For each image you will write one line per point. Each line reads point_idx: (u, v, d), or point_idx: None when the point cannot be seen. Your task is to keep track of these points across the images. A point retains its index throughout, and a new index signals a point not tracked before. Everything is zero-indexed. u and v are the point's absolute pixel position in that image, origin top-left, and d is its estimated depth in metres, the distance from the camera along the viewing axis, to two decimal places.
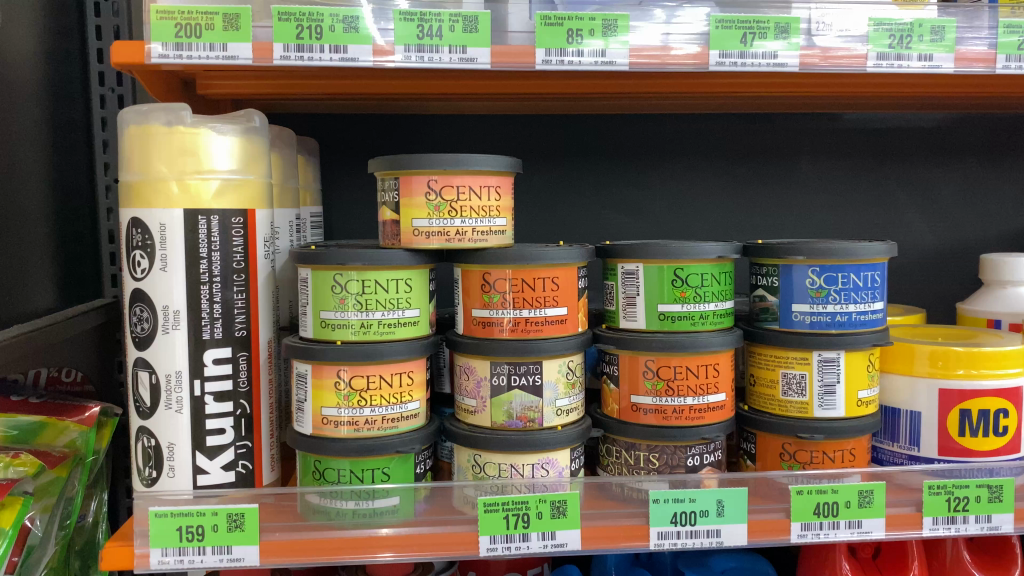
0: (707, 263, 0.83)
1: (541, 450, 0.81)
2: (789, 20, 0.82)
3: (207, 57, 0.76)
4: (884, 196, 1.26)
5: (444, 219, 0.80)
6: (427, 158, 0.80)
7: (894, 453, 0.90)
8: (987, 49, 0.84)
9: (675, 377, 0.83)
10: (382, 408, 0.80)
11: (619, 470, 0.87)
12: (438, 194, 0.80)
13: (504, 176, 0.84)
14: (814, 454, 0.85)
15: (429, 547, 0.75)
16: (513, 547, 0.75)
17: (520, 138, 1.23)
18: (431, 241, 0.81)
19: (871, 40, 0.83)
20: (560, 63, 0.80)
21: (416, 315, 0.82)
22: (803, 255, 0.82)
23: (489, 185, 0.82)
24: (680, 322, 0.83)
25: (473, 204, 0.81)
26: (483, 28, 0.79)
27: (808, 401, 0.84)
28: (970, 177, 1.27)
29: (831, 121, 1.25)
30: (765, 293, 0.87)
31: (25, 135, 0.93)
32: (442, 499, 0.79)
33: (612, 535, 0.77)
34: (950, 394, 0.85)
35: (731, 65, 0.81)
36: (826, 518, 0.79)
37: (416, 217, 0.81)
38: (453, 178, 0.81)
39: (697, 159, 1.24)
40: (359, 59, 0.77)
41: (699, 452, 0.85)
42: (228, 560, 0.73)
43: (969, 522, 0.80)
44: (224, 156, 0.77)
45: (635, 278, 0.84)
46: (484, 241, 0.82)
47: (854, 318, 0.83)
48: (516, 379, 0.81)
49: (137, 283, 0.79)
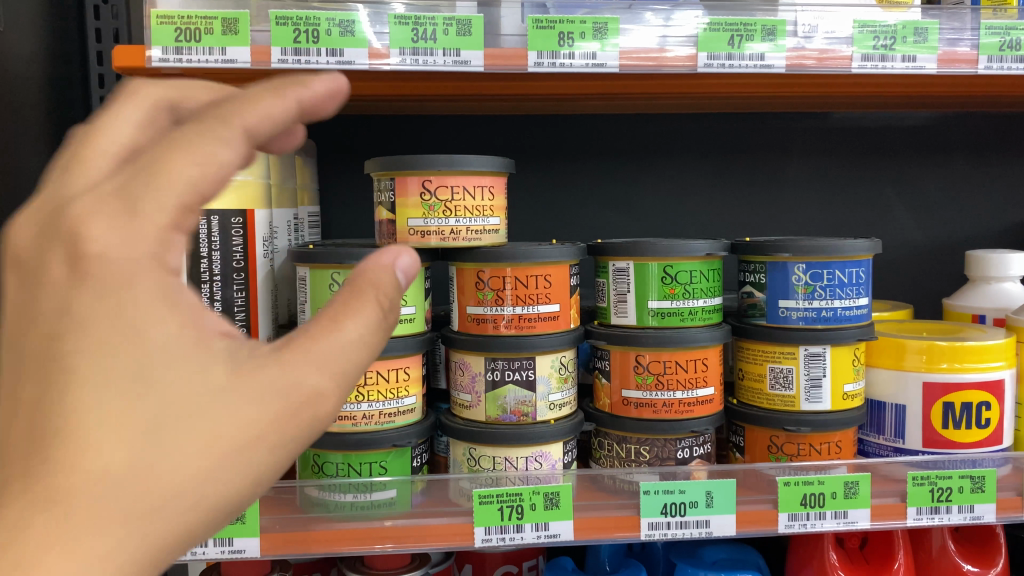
0: (696, 260, 0.85)
1: (535, 443, 0.83)
2: (776, 22, 0.84)
3: (207, 61, 0.78)
4: (873, 193, 1.29)
5: (440, 219, 0.82)
6: (422, 159, 0.81)
7: (880, 445, 0.92)
8: (970, 51, 0.86)
9: (665, 371, 0.85)
10: (379, 404, 0.82)
11: (611, 463, 0.88)
12: (433, 194, 0.82)
13: (498, 176, 0.86)
14: (801, 446, 0.87)
15: (427, 538, 0.77)
16: (507, 538, 0.78)
17: (514, 139, 1.25)
18: (425, 240, 0.82)
19: (856, 42, 0.85)
20: (552, 65, 0.82)
21: (411, 312, 0.84)
22: (789, 252, 0.84)
23: (483, 185, 0.84)
24: (671, 318, 0.85)
25: (467, 204, 0.83)
26: (476, 31, 0.81)
27: (795, 395, 0.87)
28: (958, 174, 1.29)
29: (821, 120, 1.27)
30: (753, 289, 0.89)
31: (27, 136, 0.95)
32: (439, 491, 0.81)
33: (602, 526, 0.79)
34: (934, 387, 0.87)
35: (719, 67, 0.83)
36: (813, 509, 0.81)
37: (412, 217, 0.82)
38: (445, 178, 0.82)
39: (689, 158, 1.26)
40: (355, 62, 0.79)
41: (689, 444, 0.86)
42: (229, 552, 0.75)
43: (952, 512, 0.82)
44: None
45: (626, 275, 0.86)
46: (479, 241, 0.83)
47: (839, 313, 0.85)
48: (510, 374, 0.83)
49: None
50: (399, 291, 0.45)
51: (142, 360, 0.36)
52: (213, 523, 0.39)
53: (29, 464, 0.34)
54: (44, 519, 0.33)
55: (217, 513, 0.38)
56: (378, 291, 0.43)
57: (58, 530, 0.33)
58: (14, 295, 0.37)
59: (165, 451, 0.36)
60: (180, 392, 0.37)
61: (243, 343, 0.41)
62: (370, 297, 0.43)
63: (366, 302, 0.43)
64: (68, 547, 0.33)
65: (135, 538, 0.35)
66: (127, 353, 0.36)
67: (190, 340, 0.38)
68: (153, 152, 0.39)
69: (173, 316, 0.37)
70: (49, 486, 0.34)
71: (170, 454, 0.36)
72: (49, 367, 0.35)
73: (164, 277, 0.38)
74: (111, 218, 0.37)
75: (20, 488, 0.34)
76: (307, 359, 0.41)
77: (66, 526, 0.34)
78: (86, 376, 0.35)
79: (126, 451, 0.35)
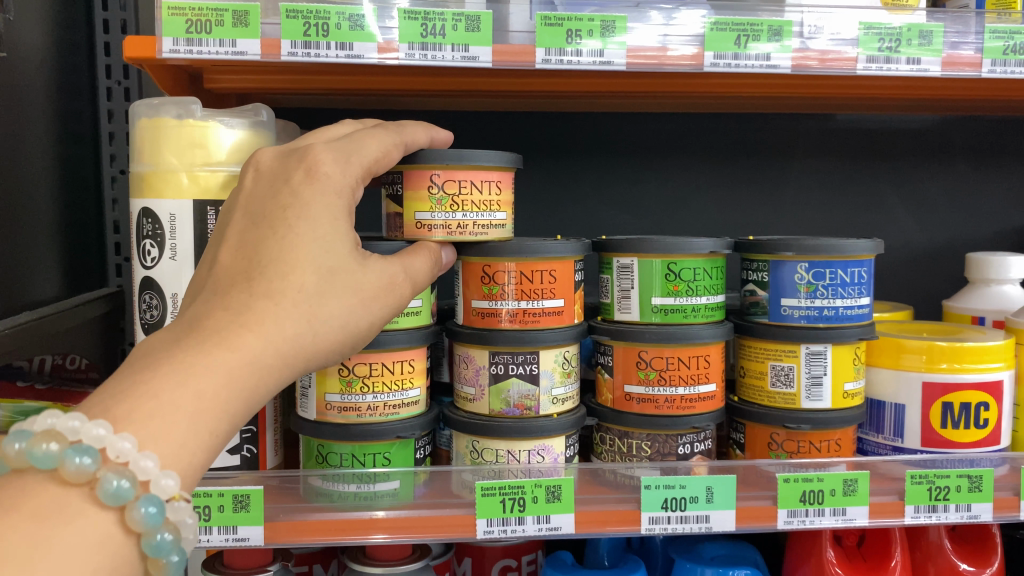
0: (700, 257, 0.85)
1: (538, 436, 0.84)
2: (782, 23, 0.84)
3: (218, 53, 0.79)
4: (875, 196, 1.29)
5: (447, 213, 0.81)
6: (431, 153, 0.80)
7: (880, 444, 0.93)
8: (974, 54, 0.87)
9: (667, 367, 0.85)
10: (384, 395, 0.83)
11: (612, 458, 0.89)
12: (441, 188, 0.80)
13: (504, 171, 0.84)
14: (801, 444, 0.88)
15: (428, 530, 0.78)
16: (509, 530, 0.78)
17: (519, 135, 1.25)
18: (432, 233, 0.81)
19: (861, 44, 0.85)
20: (560, 62, 0.82)
21: (418, 306, 0.85)
22: (792, 250, 0.85)
23: (490, 180, 0.82)
24: (674, 315, 0.85)
25: (474, 198, 0.81)
26: (485, 27, 0.82)
27: (796, 392, 0.87)
28: (960, 178, 1.30)
29: (824, 121, 1.28)
30: (756, 287, 0.90)
31: (35, 124, 0.95)
32: (441, 483, 0.82)
33: (602, 519, 0.80)
34: (934, 387, 0.88)
35: (726, 66, 0.84)
36: (812, 505, 0.82)
37: (418, 210, 0.81)
38: (452, 172, 0.81)
39: (693, 157, 1.27)
40: (364, 56, 0.80)
41: (690, 440, 0.87)
42: (233, 540, 0.76)
43: (950, 510, 0.83)
44: (232, 149, 0.80)
45: (630, 272, 0.87)
46: (483, 235, 0.82)
47: (841, 312, 0.86)
48: (514, 368, 0.84)
49: (147, 271, 0.82)
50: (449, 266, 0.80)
51: (328, 239, 0.64)
52: (341, 345, 0.64)
53: (257, 272, 0.60)
54: (265, 300, 0.59)
55: (346, 338, 0.64)
56: (437, 248, 0.78)
57: (270, 309, 0.59)
58: (257, 193, 0.66)
59: (330, 289, 0.62)
60: (342, 258, 0.64)
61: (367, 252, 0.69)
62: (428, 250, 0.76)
63: (434, 252, 0.77)
64: (277, 319, 0.59)
65: (306, 330, 0.60)
66: (322, 227, 0.63)
67: (352, 232, 0.66)
68: (357, 137, 0.72)
69: (347, 218, 0.66)
70: (270, 285, 0.60)
71: (332, 291, 0.63)
72: (274, 223, 0.63)
73: (349, 199, 0.67)
74: (330, 158, 0.67)
75: (249, 284, 0.60)
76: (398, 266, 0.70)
77: (275, 309, 0.59)
78: (294, 232, 0.62)
79: (312, 279, 0.61)
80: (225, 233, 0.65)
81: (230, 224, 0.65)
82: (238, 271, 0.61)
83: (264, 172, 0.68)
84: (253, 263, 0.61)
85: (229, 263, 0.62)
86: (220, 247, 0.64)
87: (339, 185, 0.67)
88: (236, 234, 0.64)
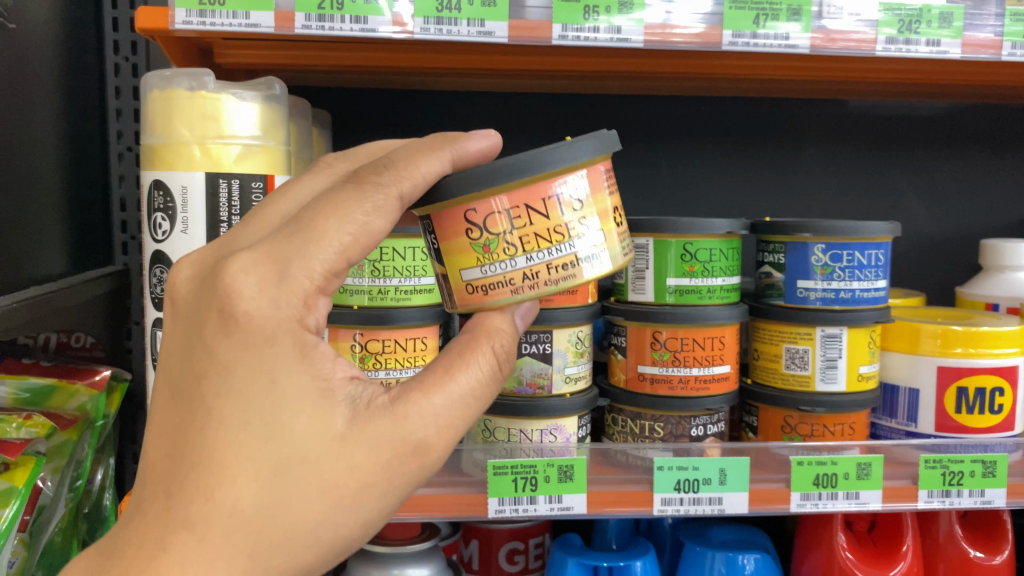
0: (716, 238, 0.84)
1: (549, 416, 0.83)
2: (801, 2, 0.83)
3: (230, 24, 0.77)
4: (888, 183, 1.29)
5: (500, 262, 0.62)
6: (455, 184, 0.61)
7: (892, 429, 0.92)
8: (993, 36, 0.86)
9: (682, 348, 0.85)
10: (397, 371, 0.82)
11: (624, 439, 0.89)
12: (483, 228, 0.62)
13: (573, 172, 0.63)
14: (815, 427, 0.88)
15: (438, 508, 0.78)
16: (520, 510, 0.78)
17: (528, 116, 1.24)
18: (493, 295, 0.62)
19: (881, 25, 0.84)
20: (577, 38, 0.81)
21: (431, 282, 0.84)
22: (810, 231, 0.84)
23: (549, 195, 0.62)
24: (688, 295, 0.84)
25: (529, 229, 0.61)
26: (500, 2, 0.80)
27: (810, 375, 0.87)
28: (972, 166, 1.29)
29: (837, 107, 1.27)
30: (772, 269, 0.89)
31: (41, 98, 0.94)
32: (452, 461, 0.82)
33: (612, 500, 0.80)
34: (948, 371, 0.87)
35: (744, 45, 0.83)
36: (825, 489, 0.81)
37: (465, 267, 0.63)
38: (495, 202, 0.61)
39: (704, 141, 1.26)
40: (378, 30, 0.79)
41: (703, 422, 0.87)
42: None
43: (963, 496, 0.82)
44: (246, 123, 0.79)
45: (646, 252, 0.85)
46: (573, 273, 0.62)
47: (858, 295, 0.85)
48: (527, 347, 0.83)
49: (157, 245, 0.81)
50: (510, 342, 0.62)
51: (266, 409, 0.53)
52: (310, 554, 0.54)
53: (178, 485, 0.52)
54: (185, 535, 0.51)
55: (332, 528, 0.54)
56: (493, 342, 0.60)
57: (190, 549, 0.51)
58: (181, 343, 0.56)
59: (285, 488, 0.53)
60: (296, 439, 0.53)
61: (366, 393, 0.56)
62: (484, 346, 0.59)
63: (484, 354, 0.59)
64: (203, 556, 0.51)
65: (248, 558, 0.52)
66: (254, 402, 0.53)
67: (314, 391, 0.54)
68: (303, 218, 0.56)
69: (305, 370, 0.54)
70: (190, 511, 0.51)
71: (287, 484, 0.53)
72: (195, 402, 0.53)
73: (299, 335, 0.54)
74: (255, 279, 0.54)
75: (170, 501, 0.52)
76: (421, 417, 0.55)
77: (198, 539, 0.51)
78: (217, 412, 0.53)
79: (252, 489, 0.52)
80: (155, 402, 0.56)
81: (157, 394, 0.57)
82: (162, 476, 0.53)
83: (182, 310, 0.58)
84: (174, 464, 0.53)
85: (155, 461, 0.54)
86: (150, 427, 0.56)
87: (272, 319, 0.53)
88: (161, 411, 0.56)
